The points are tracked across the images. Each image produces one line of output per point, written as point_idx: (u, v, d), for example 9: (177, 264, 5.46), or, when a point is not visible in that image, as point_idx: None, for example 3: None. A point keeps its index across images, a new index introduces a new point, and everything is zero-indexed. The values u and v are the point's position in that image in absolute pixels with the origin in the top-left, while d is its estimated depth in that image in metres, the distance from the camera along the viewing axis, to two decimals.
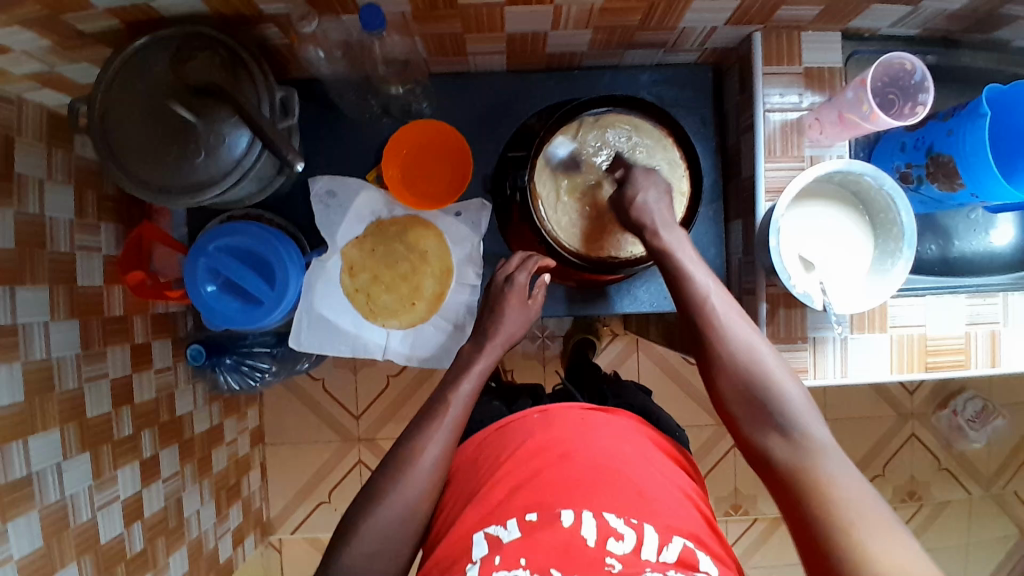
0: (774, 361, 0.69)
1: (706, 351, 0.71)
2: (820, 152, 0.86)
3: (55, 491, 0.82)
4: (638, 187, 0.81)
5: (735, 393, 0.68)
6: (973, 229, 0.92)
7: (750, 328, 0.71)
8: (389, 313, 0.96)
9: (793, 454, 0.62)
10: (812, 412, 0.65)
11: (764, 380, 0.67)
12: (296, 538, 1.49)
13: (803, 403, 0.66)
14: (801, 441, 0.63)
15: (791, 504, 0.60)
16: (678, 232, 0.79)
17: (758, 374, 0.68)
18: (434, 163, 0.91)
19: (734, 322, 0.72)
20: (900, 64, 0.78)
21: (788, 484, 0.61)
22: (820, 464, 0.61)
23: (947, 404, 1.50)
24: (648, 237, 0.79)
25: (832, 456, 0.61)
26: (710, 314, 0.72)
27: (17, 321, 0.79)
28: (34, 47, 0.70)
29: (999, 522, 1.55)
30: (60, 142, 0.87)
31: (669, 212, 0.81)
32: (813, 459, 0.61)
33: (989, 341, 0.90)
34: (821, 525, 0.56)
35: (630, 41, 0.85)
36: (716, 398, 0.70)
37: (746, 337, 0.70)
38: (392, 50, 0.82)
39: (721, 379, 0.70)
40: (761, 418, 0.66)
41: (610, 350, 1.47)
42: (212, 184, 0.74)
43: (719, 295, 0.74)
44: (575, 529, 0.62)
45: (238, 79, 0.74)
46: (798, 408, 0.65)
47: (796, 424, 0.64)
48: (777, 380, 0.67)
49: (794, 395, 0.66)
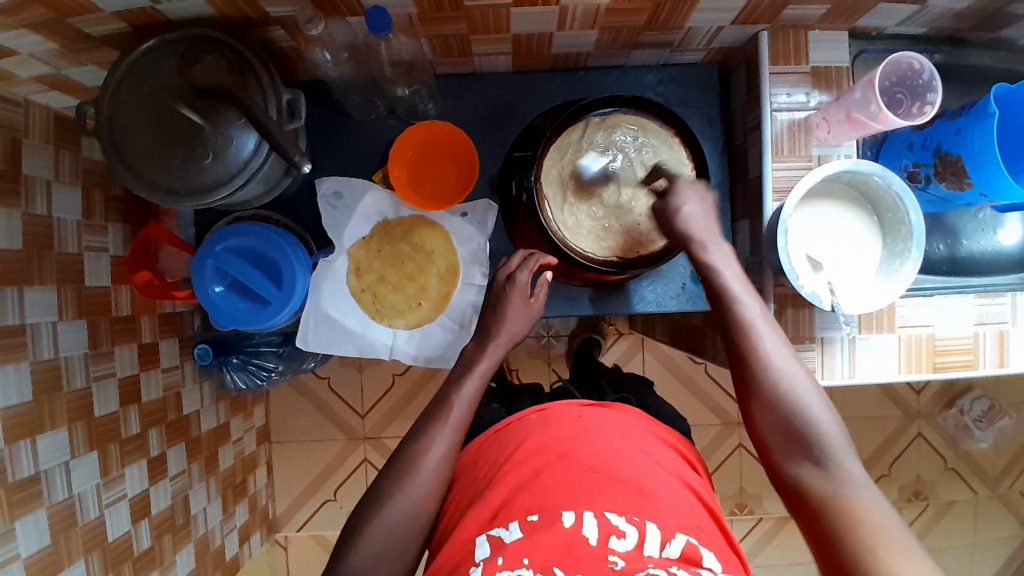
0: (812, 390, 0.67)
1: (743, 375, 0.69)
2: (828, 152, 0.85)
3: (63, 490, 0.83)
4: (682, 197, 0.79)
5: (772, 420, 0.66)
6: (980, 228, 0.91)
7: (788, 352, 0.69)
8: (395, 313, 0.96)
9: (831, 490, 0.61)
10: (848, 446, 0.63)
11: (803, 410, 0.65)
12: (302, 536, 1.49)
13: (840, 436, 0.64)
14: (839, 476, 0.61)
15: (827, 541, 0.58)
16: (725, 249, 0.76)
17: (797, 404, 0.65)
18: (440, 164, 0.91)
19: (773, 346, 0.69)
20: (908, 64, 0.78)
21: (823, 520, 0.60)
22: (858, 501, 0.59)
23: (953, 403, 1.50)
24: (694, 251, 0.76)
25: (869, 493, 0.60)
26: (749, 337, 0.70)
27: (26, 321, 0.79)
28: (40, 50, 0.70)
29: (1005, 522, 1.55)
30: (67, 143, 0.88)
31: (715, 227, 0.78)
32: (851, 495, 0.60)
33: (997, 341, 0.89)
34: (860, 569, 0.55)
35: (635, 41, 0.85)
36: (750, 424, 0.68)
37: (785, 363, 0.68)
38: (398, 51, 0.81)
39: (758, 406, 0.67)
40: (795, 446, 0.64)
41: (615, 349, 1.47)
42: (220, 186, 0.74)
43: (758, 316, 0.71)
44: (576, 528, 0.62)
45: (244, 80, 0.74)
46: (835, 441, 0.63)
47: (834, 459, 0.62)
48: (813, 408, 0.65)
49: (828, 425, 0.64)
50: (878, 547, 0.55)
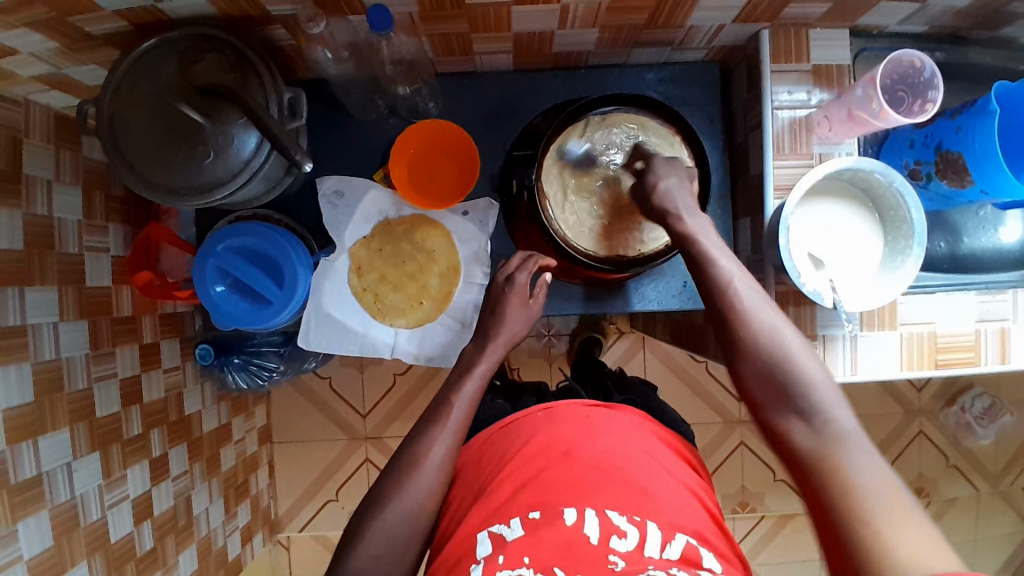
0: (800, 346, 0.65)
1: (727, 333, 0.68)
2: (829, 150, 0.85)
3: (66, 491, 0.83)
4: (660, 173, 0.80)
5: (759, 376, 0.64)
6: (981, 226, 0.91)
7: (773, 310, 0.68)
8: (396, 312, 0.96)
9: (818, 442, 0.59)
10: (838, 398, 0.61)
11: (788, 364, 0.64)
12: (304, 536, 1.49)
13: (829, 388, 0.62)
14: (826, 429, 0.59)
15: (812, 494, 0.57)
16: (703, 218, 0.77)
17: (782, 357, 0.64)
18: (441, 163, 0.91)
19: (757, 304, 0.68)
20: (909, 61, 0.78)
21: (809, 473, 0.58)
22: (846, 456, 0.57)
23: (955, 400, 1.50)
24: (670, 222, 0.76)
25: (859, 446, 0.58)
26: (731, 296, 0.69)
27: (27, 322, 0.79)
28: (41, 49, 0.70)
29: (1007, 519, 1.55)
30: (67, 143, 0.88)
31: (692, 199, 0.78)
32: (837, 447, 0.58)
33: (999, 338, 0.89)
34: (845, 518, 0.53)
35: (636, 39, 0.85)
36: (737, 382, 0.67)
37: (769, 320, 0.67)
38: (400, 50, 0.81)
39: (743, 362, 0.66)
40: (782, 399, 0.63)
41: (615, 349, 1.47)
42: (222, 185, 0.74)
43: (741, 277, 0.70)
44: (577, 527, 0.62)
45: (245, 79, 0.74)
46: (824, 393, 0.62)
47: (821, 411, 0.61)
48: (801, 362, 0.63)
49: (818, 377, 0.63)
50: (861, 497, 0.54)
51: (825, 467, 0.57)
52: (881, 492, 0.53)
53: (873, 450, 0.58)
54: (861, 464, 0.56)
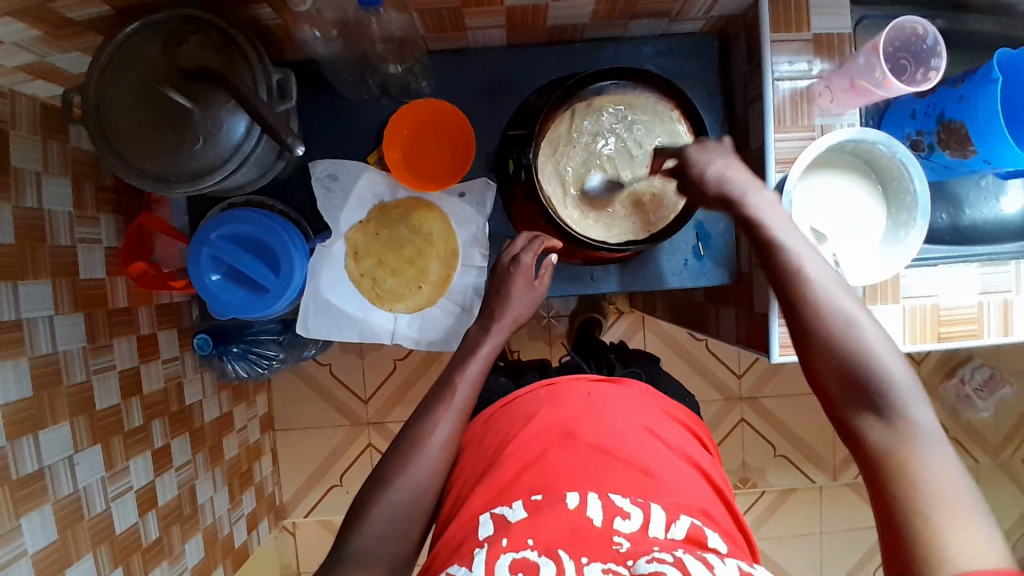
0: (877, 335, 0.61)
1: (797, 317, 0.64)
2: (830, 121, 0.84)
3: (68, 485, 0.83)
4: (703, 157, 0.74)
5: (834, 369, 0.60)
6: (984, 197, 0.91)
7: (850, 295, 0.63)
8: (394, 297, 0.95)
9: (893, 444, 0.56)
10: (917, 394, 0.58)
11: (868, 357, 0.59)
12: (310, 521, 1.50)
13: (909, 383, 0.58)
14: (900, 425, 0.56)
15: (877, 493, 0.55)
16: (768, 195, 0.71)
17: (857, 348, 0.60)
18: (435, 145, 0.90)
19: (832, 289, 0.64)
20: (912, 28, 0.76)
21: (876, 469, 0.56)
22: (926, 465, 0.53)
23: (955, 372, 1.50)
24: (733, 204, 0.71)
25: (934, 447, 0.55)
26: (801, 280, 0.65)
27: (21, 316, 0.78)
28: (23, 38, 0.68)
29: (1006, 489, 1.56)
30: (55, 133, 0.86)
31: (750, 176, 0.72)
32: (915, 451, 0.55)
33: (1001, 310, 0.88)
34: (918, 535, 0.50)
35: (632, 10, 0.83)
36: (806, 368, 0.63)
37: (846, 308, 0.62)
38: (389, 26, 0.79)
39: (814, 349, 0.62)
40: (860, 397, 0.58)
41: (616, 328, 1.46)
42: (213, 171, 0.72)
43: (813, 257, 0.66)
44: (579, 510, 0.62)
45: (232, 61, 0.72)
46: (902, 388, 0.58)
47: (899, 409, 0.57)
48: (884, 358, 0.59)
49: (900, 374, 0.58)
50: (931, 502, 0.51)
51: (897, 466, 0.54)
52: (964, 513, 0.50)
53: (950, 452, 0.55)
54: (936, 467, 0.53)
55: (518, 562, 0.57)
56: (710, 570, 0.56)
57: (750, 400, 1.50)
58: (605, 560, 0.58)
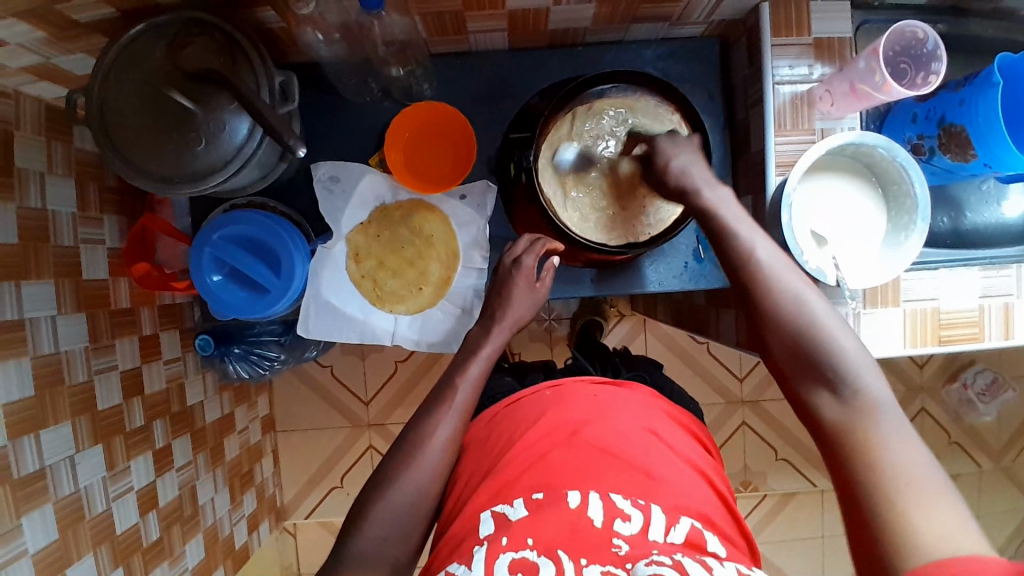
0: (828, 314, 0.64)
1: (754, 302, 0.67)
2: (831, 125, 0.84)
3: (69, 485, 0.83)
4: (669, 153, 0.80)
5: (786, 347, 0.63)
6: (984, 201, 0.91)
7: (800, 278, 0.67)
8: (395, 298, 0.95)
9: (843, 412, 0.58)
10: (867, 366, 0.60)
11: (817, 334, 0.62)
12: (311, 522, 1.50)
13: (859, 357, 0.61)
14: (853, 397, 0.58)
15: (836, 465, 0.56)
16: (722, 191, 0.76)
17: (809, 328, 0.63)
18: (436, 147, 0.90)
19: (785, 274, 0.68)
20: (912, 32, 0.76)
21: (834, 442, 0.57)
22: (876, 429, 0.55)
23: (957, 376, 1.50)
24: (690, 199, 0.76)
25: (887, 414, 0.56)
26: (760, 268, 0.68)
27: (24, 315, 0.78)
28: (29, 39, 0.69)
29: (1008, 494, 1.55)
30: (59, 134, 0.86)
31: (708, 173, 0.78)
32: (864, 418, 0.57)
33: (1002, 314, 0.88)
34: (869, 494, 0.52)
35: (633, 14, 0.83)
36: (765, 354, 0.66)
37: (796, 289, 0.66)
38: (391, 30, 0.79)
39: (770, 333, 0.65)
40: (810, 370, 0.61)
41: (617, 331, 1.46)
42: (215, 172, 0.73)
43: (766, 246, 0.69)
44: (580, 511, 0.62)
45: (235, 63, 0.73)
46: (852, 361, 0.60)
47: (848, 380, 0.59)
48: (833, 334, 0.62)
49: (849, 349, 0.61)
50: (887, 468, 0.52)
51: (852, 436, 0.56)
52: (913, 470, 0.52)
53: (903, 421, 0.56)
54: (890, 432, 0.55)
55: (518, 562, 0.58)
56: (709, 571, 0.57)
57: (752, 403, 1.50)
58: (603, 562, 0.58)
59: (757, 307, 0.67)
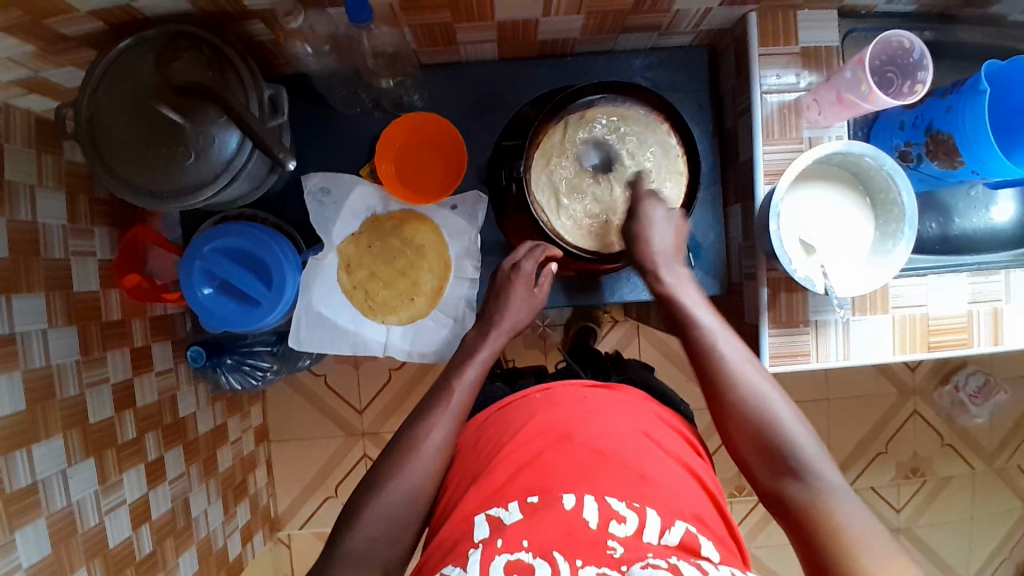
0: (785, 408, 0.70)
1: (718, 396, 0.72)
2: (818, 133, 0.85)
3: (62, 498, 0.83)
4: (648, 216, 0.83)
5: (748, 438, 0.69)
6: (973, 206, 0.91)
7: (759, 373, 0.72)
8: (387, 309, 0.95)
9: (809, 496, 0.64)
10: (823, 455, 0.67)
11: (777, 429, 0.68)
12: (305, 532, 1.49)
13: (818, 448, 0.67)
14: (817, 486, 0.64)
15: (812, 551, 0.61)
16: (681, 271, 0.82)
17: (770, 421, 0.69)
18: (428, 158, 0.90)
19: (744, 368, 0.72)
20: (898, 42, 0.76)
21: (805, 528, 0.62)
22: (840, 509, 0.62)
23: (949, 379, 1.51)
24: (651, 280, 0.82)
25: (847, 498, 0.63)
26: (721, 365, 0.73)
27: (15, 330, 0.78)
28: (17, 53, 0.69)
29: (1001, 494, 1.56)
30: (48, 147, 0.86)
31: (674, 251, 0.83)
32: (827, 501, 0.63)
33: (991, 318, 0.89)
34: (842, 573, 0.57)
35: (622, 25, 0.84)
36: (730, 444, 0.72)
37: (758, 384, 0.71)
38: (381, 42, 0.79)
39: (732, 426, 0.71)
40: (775, 463, 0.67)
41: (611, 336, 1.46)
42: (204, 186, 0.73)
43: (727, 340, 0.75)
44: (577, 512, 0.61)
45: (225, 76, 0.73)
46: (809, 453, 0.67)
47: (810, 468, 0.65)
48: (789, 427, 0.68)
49: (807, 441, 0.67)
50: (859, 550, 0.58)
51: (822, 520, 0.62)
52: (876, 548, 0.58)
53: (860, 501, 0.63)
54: (850, 513, 0.61)
55: (513, 563, 0.57)
56: None
57: None
58: (599, 564, 0.58)
59: (722, 402, 0.71)
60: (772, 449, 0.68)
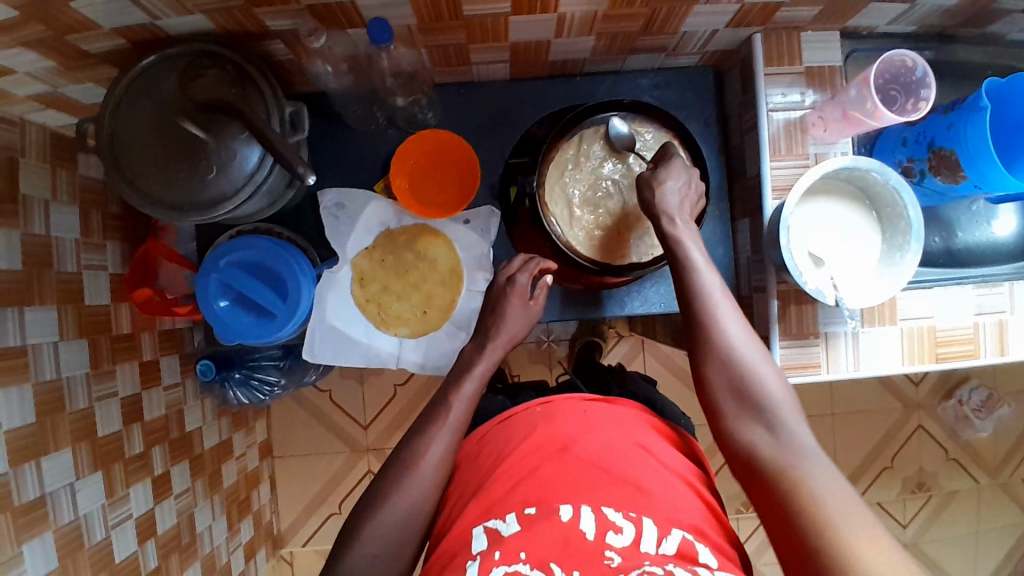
0: (764, 361, 0.71)
1: (698, 333, 0.74)
2: (824, 150, 0.87)
3: (69, 512, 0.82)
4: (670, 172, 0.83)
5: (725, 384, 0.71)
6: (974, 221, 0.92)
7: (745, 326, 0.73)
8: (400, 321, 0.96)
9: (779, 452, 0.65)
10: (797, 414, 0.68)
11: (755, 382, 0.69)
12: (307, 550, 1.48)
13: (790, 404, 0.68)
14: (790, 444, 0.65)
15: (778, 508, 0.62)
16: (692, 227, 0.81)
17: (748, 373, 0.70)
18: (442, 173, 0.91)
19: (730, 317, 0.74)
20: (901, 61, 0.78)
21: (771, 486, 0.63)
22: (808, 469, 0.63)
23: (952, 394, 1.51)
24: (664, 224, 0.80)
25: (815, 460, 0.64)
26: (710, 312, 0.74)
27: (27, 342, 0.79)
28: (38, 68, 0.71)
29: (1007, 510, 1.56)
30: (63, 162, 0.87)
31: (686, 205, 0.82)
32: (796, 458, 0.64)
33: (996, 330, 0.90)
34: (807, 528, 0.58)
35: (631, 46, 0.86)
36: (702, 389, 0.73)
37: (739, 335, 0.72)
38: (399, 62, 0.81)
39: (710, 370, 0.72)
40: (748, 414, 0.68)
41: (616, 351, 1.47)
42: (224, 201, 0.74)
43: (719, 290, 0.76)
44: (573, 523, 0.63)
45: (247, 93, 0.75)
46: (783, 410, 0.68)
47: (784, 425, 0.67)
48: (766, 380, 0.69)
49: (781, 396, 0.69)
50: (824, 514, 0.59)
51: (790, 479, 0.62)
52: (842, 506, 0.59)
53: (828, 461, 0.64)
54: (818, 475, 0.62)
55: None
56: None
57: None
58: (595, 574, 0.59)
59: (703, 348, 0.73)
60: (747, 399, 0.69)
